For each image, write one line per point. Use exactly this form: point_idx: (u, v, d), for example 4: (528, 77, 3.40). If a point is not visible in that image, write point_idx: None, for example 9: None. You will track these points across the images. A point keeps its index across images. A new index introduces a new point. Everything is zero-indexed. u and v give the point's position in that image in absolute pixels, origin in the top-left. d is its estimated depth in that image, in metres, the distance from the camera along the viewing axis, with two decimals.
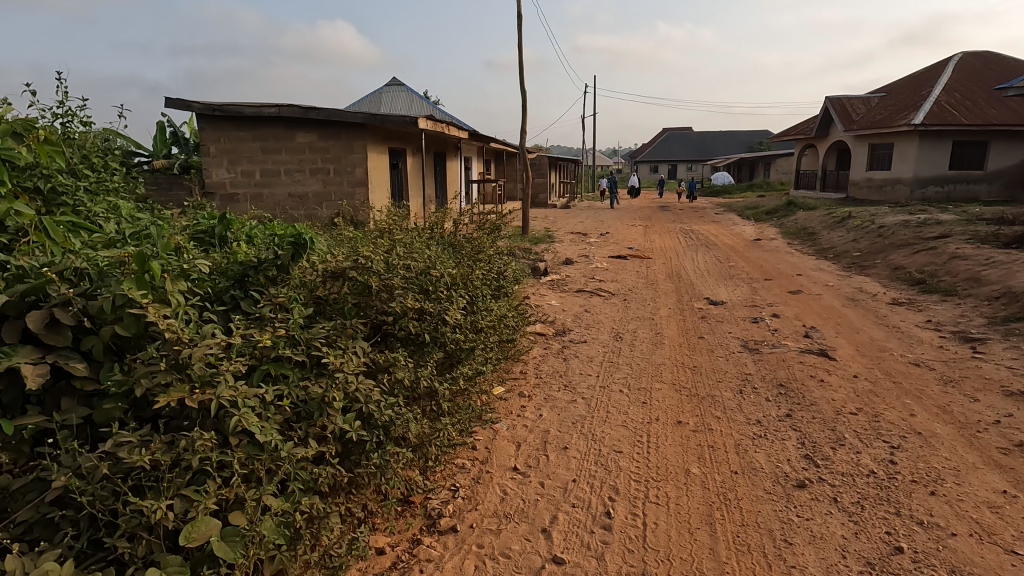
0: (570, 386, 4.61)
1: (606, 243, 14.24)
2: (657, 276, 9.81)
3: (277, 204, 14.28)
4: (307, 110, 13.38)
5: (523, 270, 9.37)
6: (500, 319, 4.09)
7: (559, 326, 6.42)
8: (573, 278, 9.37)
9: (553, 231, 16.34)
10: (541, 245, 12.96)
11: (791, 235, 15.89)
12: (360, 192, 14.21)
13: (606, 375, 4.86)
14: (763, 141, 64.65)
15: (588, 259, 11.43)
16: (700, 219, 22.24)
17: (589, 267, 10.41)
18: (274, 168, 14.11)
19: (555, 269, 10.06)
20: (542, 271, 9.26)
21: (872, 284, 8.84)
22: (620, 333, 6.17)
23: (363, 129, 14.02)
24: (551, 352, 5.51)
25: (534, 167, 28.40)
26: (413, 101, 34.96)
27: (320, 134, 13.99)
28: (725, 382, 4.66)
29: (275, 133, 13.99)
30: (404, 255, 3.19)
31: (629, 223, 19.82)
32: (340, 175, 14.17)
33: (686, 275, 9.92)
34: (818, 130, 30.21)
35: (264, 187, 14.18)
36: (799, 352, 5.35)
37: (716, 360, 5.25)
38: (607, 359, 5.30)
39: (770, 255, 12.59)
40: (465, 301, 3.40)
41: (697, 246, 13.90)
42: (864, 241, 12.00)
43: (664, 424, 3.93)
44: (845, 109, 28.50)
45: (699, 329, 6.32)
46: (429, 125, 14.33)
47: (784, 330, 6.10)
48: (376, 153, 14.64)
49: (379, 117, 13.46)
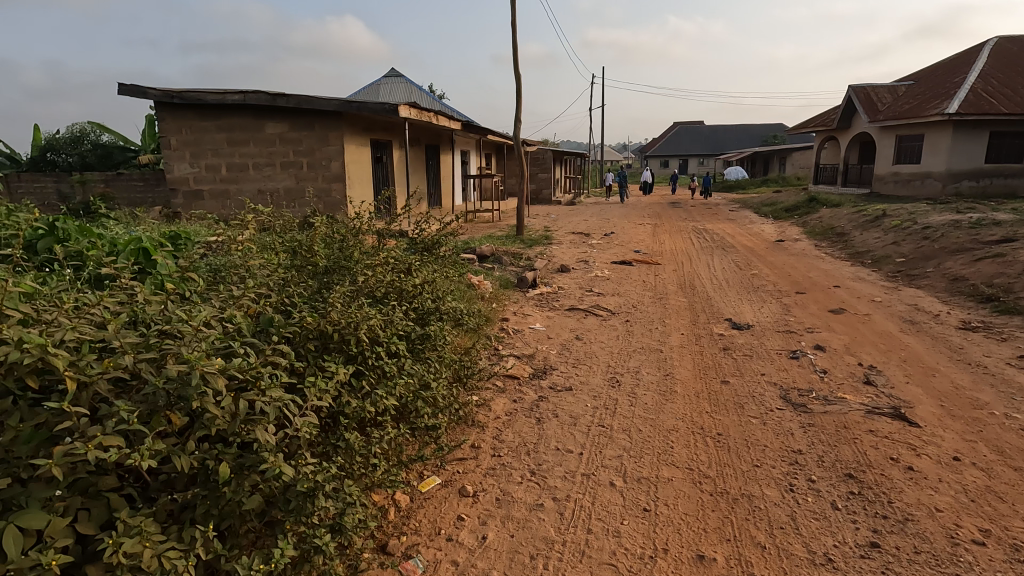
0: (539, 475, 3.15)
1: (610, 245, 12.78)
2: (667, 288, 8.30)
3: (245, 202, 12.96)
4: (274, 97, 12.00)
5: (508, 281, 7.92)
6: (416, 393, 2.69)
7: (540, 363, 4.96)
8: (566, 291, 7.89)
9: (553, 231, 14.89)
10: (535, 249, 11.54)
11: (818, 235, 14.23)
12: (336, 188, 12.87)
13: (592, 452, 3.40)
14: (777, 135, 62.60)
15: (588, 265, 9.95)
16: (713, 217, 20.68)
17: (587, 276, 8.94)
18: (242, 162, 12.79)
19: (547, 278, 8.59)
20: (530, 284, 7.84)
21: (927, 300, 7.32)
22: (617, 375, 4.70)
23: (339, 117, 12.65)
24: (522, 409, 4.05)
25: (536, 161, 26.93)
26: (413, 93, 33.54)
27: (292, 124, 12.63)
28: (761, 467, 3.20)
29: (242, 123, 12.64)
30: (205, 334, 1.99)
31: (636, 221, 18.30)
32: (314, 169, 12.83)
33: (700, 286, 8.46)
34: (840, 121, 28.36)
35: (230, 182, 12.86)
36: (864, 411, 3.86)
37: (748, 424, 3.77)
38: (597, 420, 3.84)
39: (796, 259, 11.03)
40: (331, 389, 2.11)
41: (712, 248, 12.39)
42: (906, 244, 10.43)
43: (675, 559, 2.48)
44: (869, 98, 26.67)
45: (721, 370, 4.84)
46: (413, 115, 12.91)
47: (834, 373, 4.61)
48: (354, 145, 13.25)
49: (355, 105, 12.06)
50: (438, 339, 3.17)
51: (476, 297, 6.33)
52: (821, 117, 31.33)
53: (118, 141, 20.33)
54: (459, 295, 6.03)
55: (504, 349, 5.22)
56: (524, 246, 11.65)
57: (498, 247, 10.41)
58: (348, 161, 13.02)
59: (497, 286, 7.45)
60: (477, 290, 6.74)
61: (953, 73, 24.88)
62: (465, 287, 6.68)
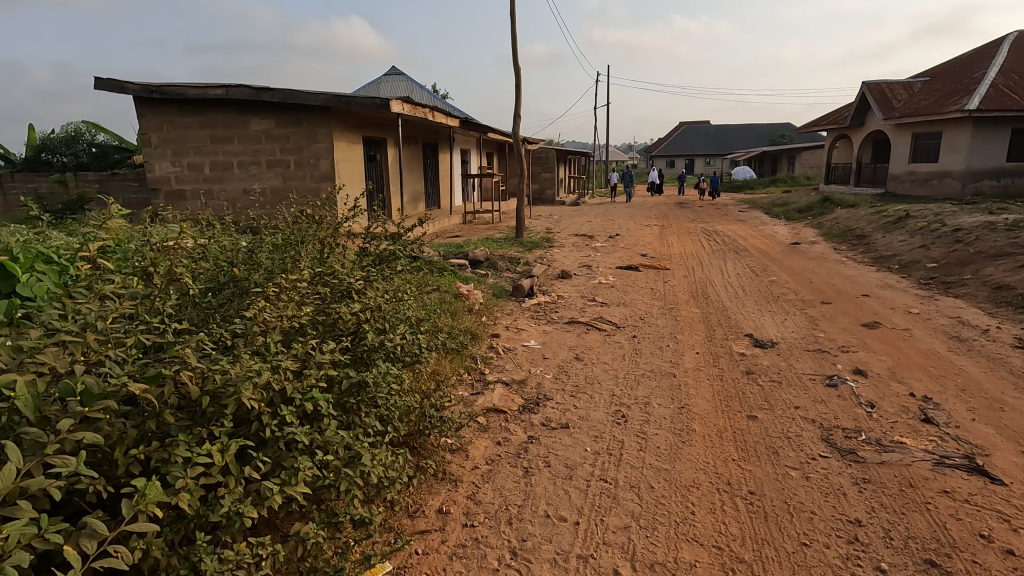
0: (523, 558, 2.43)
1: (614, 248, 12.07)
2: (677, 297, 7.54)
3: (229, 203, 12.29)
4: (259, 91, 11.34)
5: (502, 290, 7.19)
6: (315, 472, 2.05)
7: (532, 391, 4.24)
8: (566, 301, 7.15)
9: (555, 234, 14.18)
10: (535, 252, 10.83)
11: (835, 237, 13.43)
12: (326, 188, 12.21)
13: (592, 521, 2.67)
14: (784, 134, 61.66)
15: (590, 270, 9.23)
16: (722, 217, 19.89)
17: (589, 283, 8.19)
18: (226, 160, 12.12)
19: (546, 286, 7.86)
20: (526, 293, 7.13)
21: (969, 311, 6.56)
22: (622, 408, 3.96)
23: (327, 113, 11.97)
24: (507, 456, 3.31)
25: (539, 161, 26.23)
26: (414, 92, 32.92)
27: (278, 120, 11.97)
28: (811, 549, 2.46)
29: (225, 119, 11.97)
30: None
31: (642, 222, 17.55)
32: (302, 168, 12.15)
33: (714, 295, 7.72)
34: (852, 119, 27.47)
35: (213, 182, 12.20)
36: (931, 462, 3.13)
37: (788, 480, 3.03)
38: (598, 472, 3.11)
39: (815, 263, 10.26)
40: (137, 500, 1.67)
41: (723, 252, 11.65)
42: (935, 248, 9.66)
43: None
44: (884, 95, 25.77)
45: (746, 401, 4.08)
46: (407, 111, 12.22)
47: (883, 407, 3.86)
48: (344, 143, 12.57)
49: (344, 100, 11.38)
50: (381, 385, 2.44)
51: (462, 310, 5.61)
52: (832, 115, 30.41)
53: (111, 141, 19.85)
54: (442, 309, 5.33)
55: (490, 374, 4.50)
56: (522, 249, 10.95)
57: (494, 251, 9.70)
58: (338, 159, 12.35)
59: (489, 296, 6.72)
60: (465, 301, 6.01)
61: (972, 69, 23.97)
62: (452, 298, 5.96)
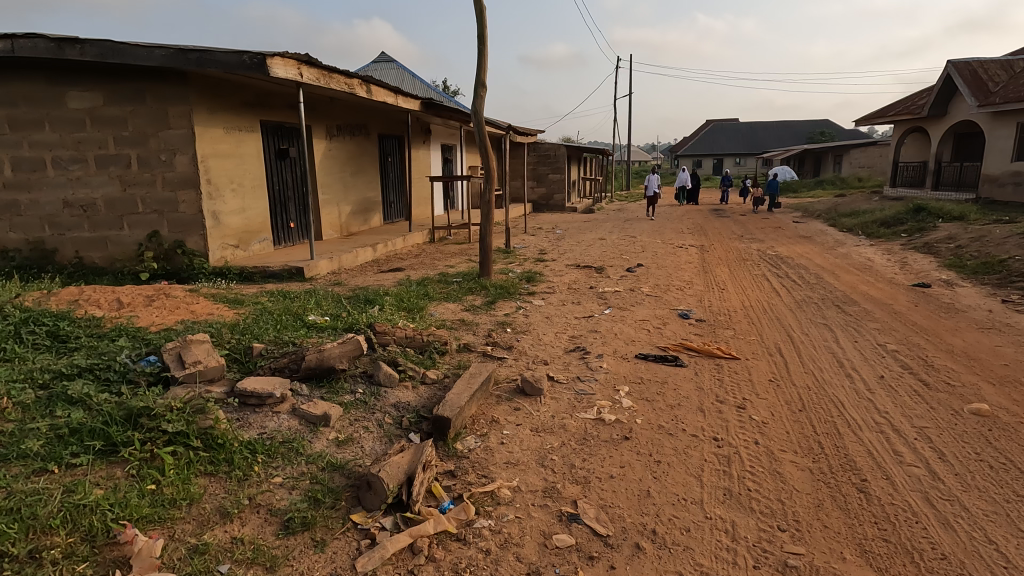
0: None
1: (635, 293, 7.54)
2: (795, 503, 2.92)
3: (44, 221, 8.04)
4: (60, 44, 7.04)
5: (324, 489, 2.71)
6: None
7: None
8: (497, 530, 2.62)
9: (547, 264, 9.71)
10: (497, 314, 6.33)
11: (982, 277, 8.59)
12: (187, 199, 7.97)
13: None
14: (825, 131, 55.97)
15: (587, 368, 4.71)
16: (780, 233, 15.15)
17: (574, 429, 3.65)
18: (35, 156, 7.85)
19: (469, 449, 3.35)
20: (388, 497, 2.68)
21: None
22: None
23: (184, 83, 7.65)
24: None
25: (547, 159, 21.69)
26: (404, 80, 28.65)
27: (109, 94, 7.70)
28: None
29: (25, 91, 7.67)
30: None
31: (674, 241, 12.93)
32: (149, 169, 7.89)
33: (880, 481, 3.11)
34: (933, 107, 22.24)
35: (16, 190, 7.97)
36: None
37: None
38: None
39: (1006, 341, 5.56)
40: None
41: (816, 307, 7.05)
42: None
43: None
44: (978, 75, 20.53)
45: None
46: (310, 79, 7.83)
47: None
48: (219, 131, 8.25)
49: (194, 56, 7.00)
50: None
51: None
52: (903, 103, 25.13)
53: None
54: None
55: None
56: (480, 308, 6.52)
57: (410, 324, 5.25)
58: (207, 155, 8.05)
59: (246, 554, 2.23)
60: None
61: None
62: None
